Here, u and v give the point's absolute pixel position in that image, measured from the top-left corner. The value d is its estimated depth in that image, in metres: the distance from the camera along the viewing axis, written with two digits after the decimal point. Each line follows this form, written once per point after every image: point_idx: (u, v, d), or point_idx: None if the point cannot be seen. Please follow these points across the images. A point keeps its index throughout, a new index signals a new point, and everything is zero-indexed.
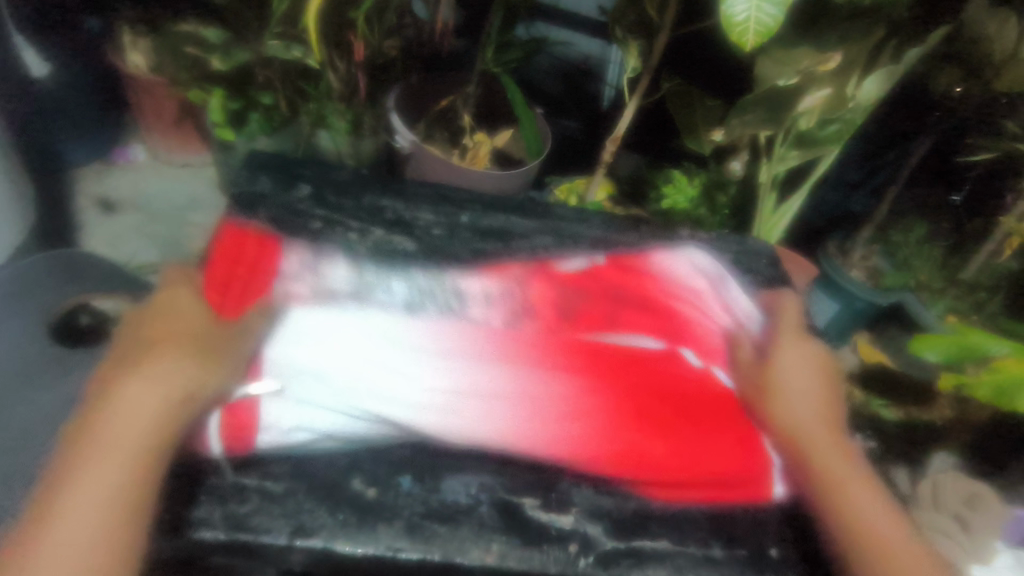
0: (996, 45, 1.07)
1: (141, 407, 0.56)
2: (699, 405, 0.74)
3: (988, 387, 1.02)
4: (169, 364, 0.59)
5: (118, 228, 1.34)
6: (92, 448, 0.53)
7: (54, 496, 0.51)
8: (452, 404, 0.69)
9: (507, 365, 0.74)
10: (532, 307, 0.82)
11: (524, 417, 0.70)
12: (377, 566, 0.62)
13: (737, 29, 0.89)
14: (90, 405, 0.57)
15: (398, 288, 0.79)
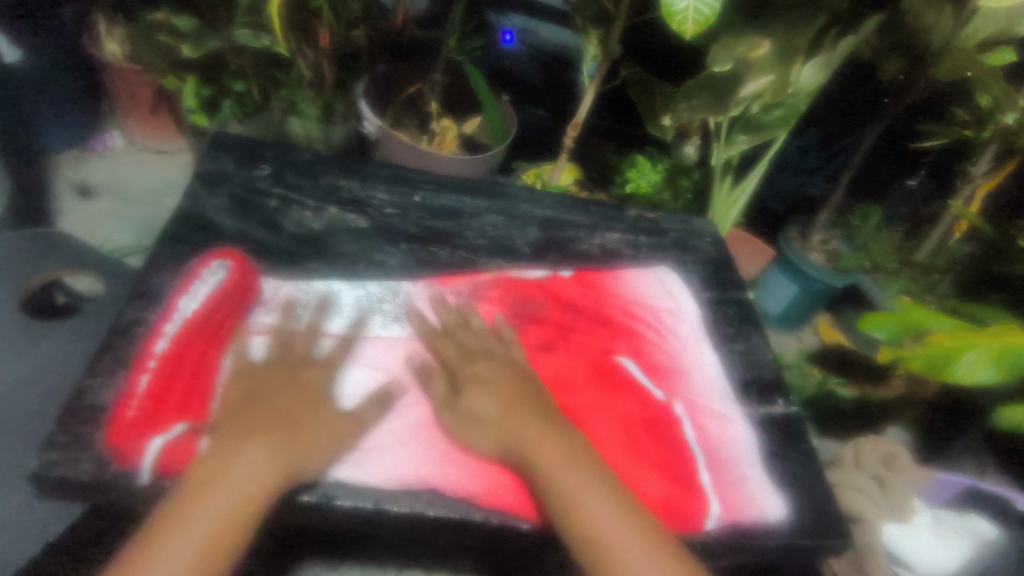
0: (934, 34, 1.12)
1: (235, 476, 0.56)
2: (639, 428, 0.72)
3: (923, 359, 1.06)
4: (279, 434, 0.60)
5: (95, 212, 1.37)
6: (196, 502, 0.54)
7: (164, 538, 0.52)
8: (380, 420, 0.68)
9: (446, 381, 0.73)
10: (485, 318, 0.80)
11: (454, 431, 0.68)
12: (310, 515, 0.64)
13: (677, 17, 0.93)
14: (211, 457, 0.58)
15: (347, 297, 0.79)
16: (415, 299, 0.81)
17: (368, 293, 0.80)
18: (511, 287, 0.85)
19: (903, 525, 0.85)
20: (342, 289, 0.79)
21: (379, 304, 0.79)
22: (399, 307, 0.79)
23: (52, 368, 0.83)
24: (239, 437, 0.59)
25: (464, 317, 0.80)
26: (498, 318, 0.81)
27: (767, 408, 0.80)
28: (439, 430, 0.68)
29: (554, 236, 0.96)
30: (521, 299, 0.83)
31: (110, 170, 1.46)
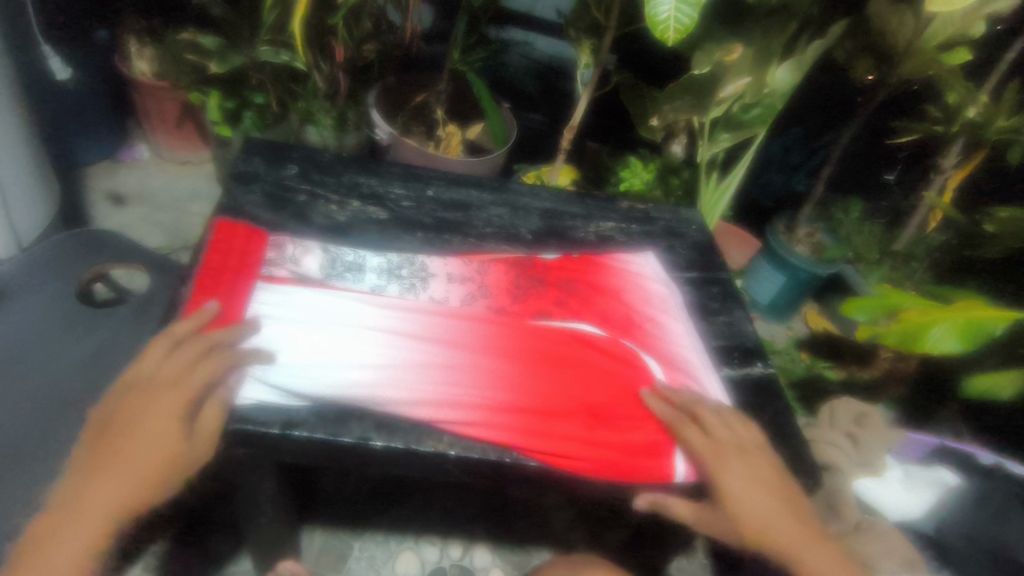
0: (898, 37, 1.22)
1: (131, 474, 0.58)
2: (620, 386, 0.79)
3: (895, 334, 1.15)
4: (169, 405, 0.62)
5: (126, 218, 1.48)
6: (95, 485, 0.57)
7: (69, 509, 0.57)
8: (388, 373, 0.75)
9: (450, 341, 0.81)
10: (488, 291, 0.91)
11: (455, 385, 0.76)
12: (351, 454, 0.71)
13: (660, 27, 1.03)
14: (112, 429, 0.61)
15: (367, 276, 0.89)
16: (430, 269, 0.92)
17: (388, 261, 0.92)
18: (508, 265, 0.95)
19: (872, 477, 0.95)
20: (367, 258, 0.92)
21: (395, 278, 0.90)
22: (415, 278, 0.91)
23: (110, 350, 0.93)
24: (133, 427, 0.60)
25: (470, 288, 0.91)
26: (499, 290, 0.91)
27: (747, 369, 0.89)
28: (442, 379, 0.76)
29: (554, 224, 1.06)
30: (520, 274, 0.94)
31: (139, 180, 1.56)
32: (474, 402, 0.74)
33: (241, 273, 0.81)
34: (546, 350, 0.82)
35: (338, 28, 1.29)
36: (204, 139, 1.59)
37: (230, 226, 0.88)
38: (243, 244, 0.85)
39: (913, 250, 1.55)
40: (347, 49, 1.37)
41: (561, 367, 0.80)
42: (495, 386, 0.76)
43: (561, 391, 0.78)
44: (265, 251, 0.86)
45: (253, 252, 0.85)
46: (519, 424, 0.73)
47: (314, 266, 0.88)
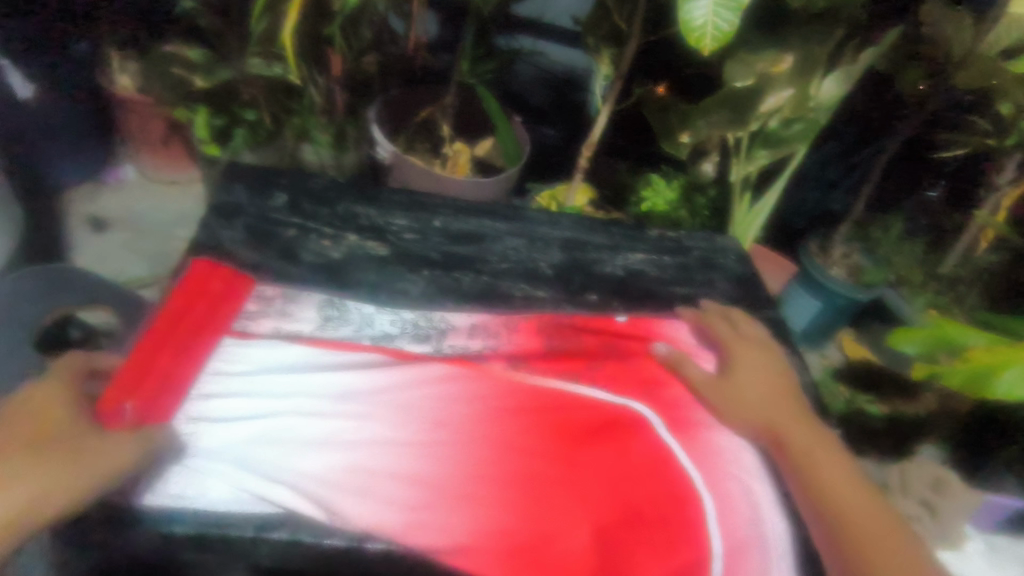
0: (955, 44, 1.10)
1: (10, 489, 0.49)
2: (642, 489, 0.65)
3: (960, 375, 1.02)
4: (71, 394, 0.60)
5: (107, 245, 1.36)
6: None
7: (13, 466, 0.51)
8: (349, 475, 0.62)
9: (439, 426, 0.68)
10: (507, 350, 0.79)
11: (433, 488, 0.62)
12: (341, 559, 0.58)
13: (696, 34, 0.91)
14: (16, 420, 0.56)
15: (381, 327, 0.79)
16: (450, 321, 0.81)
17: (404, 317, 0.80)
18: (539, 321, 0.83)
19: (956, 553, 0.82)
20: (377, 316, 0.80)
21: (411, 329, 0.79)
22: (433, 330, 0.80)
23: None
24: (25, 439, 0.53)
25: (484, 347, 0.79)
26: (519, 349, 0.79)
27: None
28: (420, 480, 0.63)
29: (577, 257, 0.94)
30: (548, 333, 0.82)
31: (123, 203, 1.45)
32: (456, 512, 0.61)
33: (198, 332, 0.71)
34: (554, 438, 0.69)
35: (334, 38, 1.18)
36: (193, 158, 1.47)
37: (211, 265, 0.78)
38: (220, 289, 0.76)
39: (959, 273, 1.42)
40: (345, 61, 1.26)
41: (581, 455, 0.67)
42: (505, 479, 0.64)
43: (567, 490, 0.64)
44: (244, 303, 0.76)
45: (231, 299, 0.76)
46: (507, 545, 0.59)
47: (313, 315, 0.78)
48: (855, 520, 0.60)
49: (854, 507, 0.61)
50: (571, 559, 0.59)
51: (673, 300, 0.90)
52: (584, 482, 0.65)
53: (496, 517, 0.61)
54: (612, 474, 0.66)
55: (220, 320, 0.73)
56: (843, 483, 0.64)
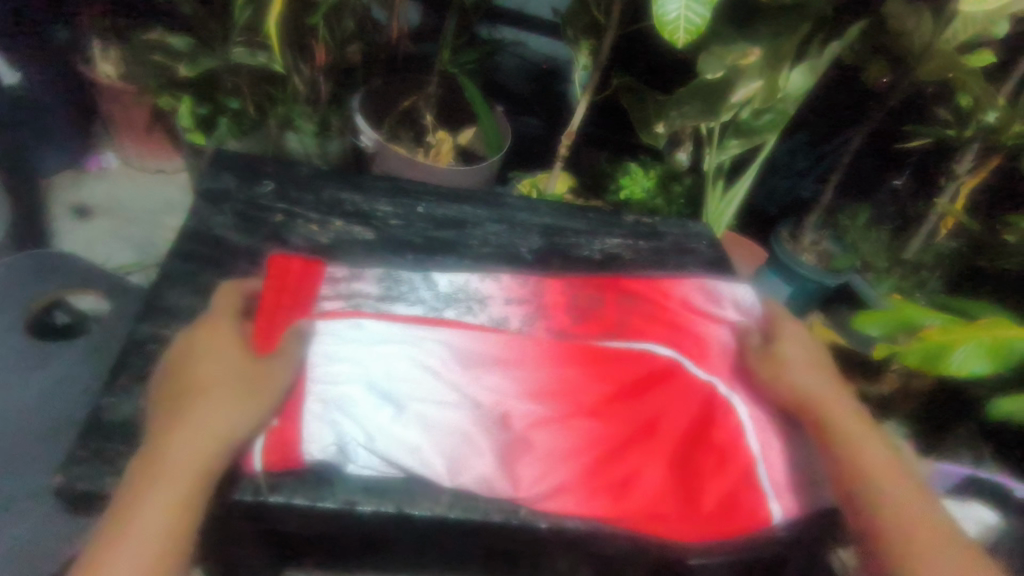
0: (915, 38, 1.15)
1: (176, 452, 0.52)
2: (696, 429, 0.71)
3: (917, 353, 1.08)
4: (221, 351, 0.62)
5: (92, 233, 1.37)
6: (129, 465, 0.53)
7: (165, 438, 0.53)
8: (439, 421, 0.65)
9: (508, 376, 0.72)
10: (548, 310, 0.82)
11: (508, 436, 0.67)
12: (336, 520, 0.62)
13: (669, 27, 0.95)
14: (179, 380, 0.60)
15: (427, 291, 0.81)
16: (483, 291, 0.83)
17: (447, 288, 0.82)
18: (556, 286, 0.86)
19: None
20: (420, 287, 0.81)
21: (451, 301, 0.81)
22: (471, 300, 0.82)
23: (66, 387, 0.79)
24: (164, 403, 0.57)
25: (528, 308, 0.82)
26: (555, 307, 0.83)
27: None
28: (507, 428, 0.67)
29: (555, 242, 0.98)
30: (579, 291, 0.86)
31: (109, 191, 1.46)
32: (538, 458, 0.65)
33: (297, 314, 0.72)
34: (613, 385, 0.74)
35: (318, 27, 1.20)
36: (177, 147, 1.48)
37: (285, 258, 0.79)
38: (299, 281, 0.76)
39: (923, 258, 1.46)
40: (328, 50, 1.28)
41: (638, 402, 0.73)
42: (575, 423, 0.69)
43: (623, 433, 0.69)
44: (321, 287, 0.77)
45: (309, 288, 0.76)
46: (589, 486, 0.65)
47: (371, 287, 0.79)
48: (884, 504, 0.58)
49: (881, 469, 0.61)
50: (641, 496, 0.65)
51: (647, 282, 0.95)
52: (634, 425, 0.71)
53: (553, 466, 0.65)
54: (658, 419, 0.72)
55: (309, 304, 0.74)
56: (871, 446, 0.63)
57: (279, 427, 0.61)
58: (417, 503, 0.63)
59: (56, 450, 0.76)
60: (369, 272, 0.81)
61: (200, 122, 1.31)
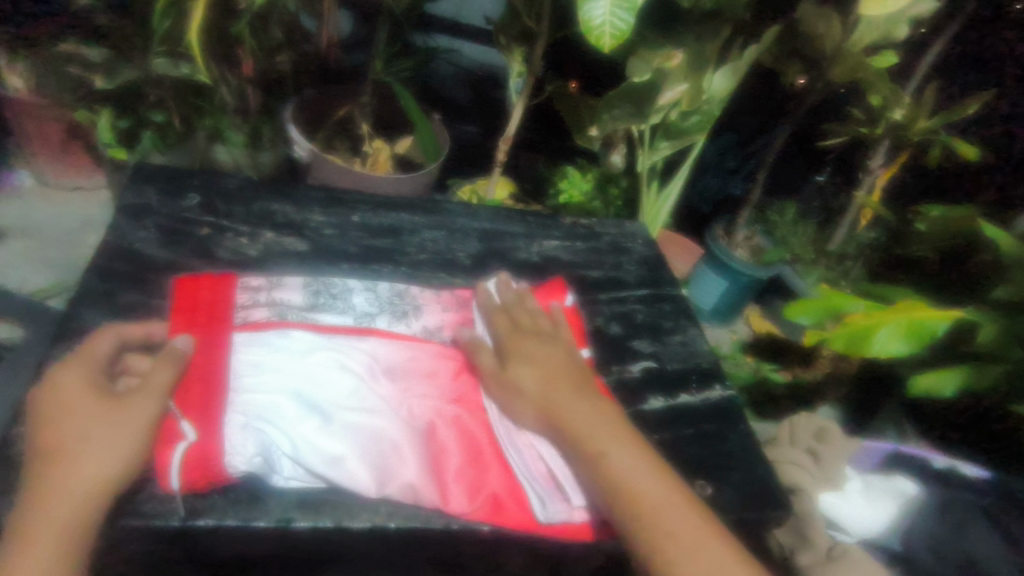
0: (826, 41, 1.22)
1: (49, 517, 0.49)
2: None
3: (842, 339, 1.13)
4: (78, 388, 0.56)
5: (4, 254, 1.29)
6: (37, 514, 0.50)
7: (35, 500, 0.50)
8: (366, 433, 0.65)
9: (440, 385, 0.72)
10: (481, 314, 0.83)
11: (441, 445, 0.67)
12: (272, 539, 0.60)
13: (595, 33, 0.97)
14: (40, 423, 0.54)
15: (358, 299, 0.80)
16: (420, 299, 0.83)
17: (377, 295, 0.82)
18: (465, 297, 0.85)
19: (837, 492, 0.90)
20: (353, 294, 0.81)
21: (386, 307, 0.81)
22: (405, 306, 0.81)
23: None
24: (76, 442, 0.53)
25: (463, 315, 0.82)
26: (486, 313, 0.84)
27: (706, 394, 0.84)
28: (438, 436, 0.67)
29: (493, 246, 0.98)
30: None
31: (21, 211, 1.37)
32: (464, 464, 0.66)
33: (213, 329, 0.69)
34: None
35: (243, 37, 1.17)
36: (98, 162, 1.41)
37: (193, 277, 0.75)
38: (210, 296, 0.72)
39: (846, 249, 1.54)
40: (255, 59, 1.24)
41: None
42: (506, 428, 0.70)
43: None
44: (238, 301, 0.74)
45: (224, 301, 0.73)
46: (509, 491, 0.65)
47: (298, 295, 0.77)
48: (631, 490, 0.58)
49: (588, 426, 0.63)
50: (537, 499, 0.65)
51: (584, 281, 0.97)
52: None
53: (476, 473, 0.66)
54: None
55: (227, 318, 0.71)
56: (579, 416, 0.64)
57: (196, 441, 0.59)
58: (344, 517, 0.61)
59: None
60: (292, 279, 0.79)
61: (121, 135, 1.25)
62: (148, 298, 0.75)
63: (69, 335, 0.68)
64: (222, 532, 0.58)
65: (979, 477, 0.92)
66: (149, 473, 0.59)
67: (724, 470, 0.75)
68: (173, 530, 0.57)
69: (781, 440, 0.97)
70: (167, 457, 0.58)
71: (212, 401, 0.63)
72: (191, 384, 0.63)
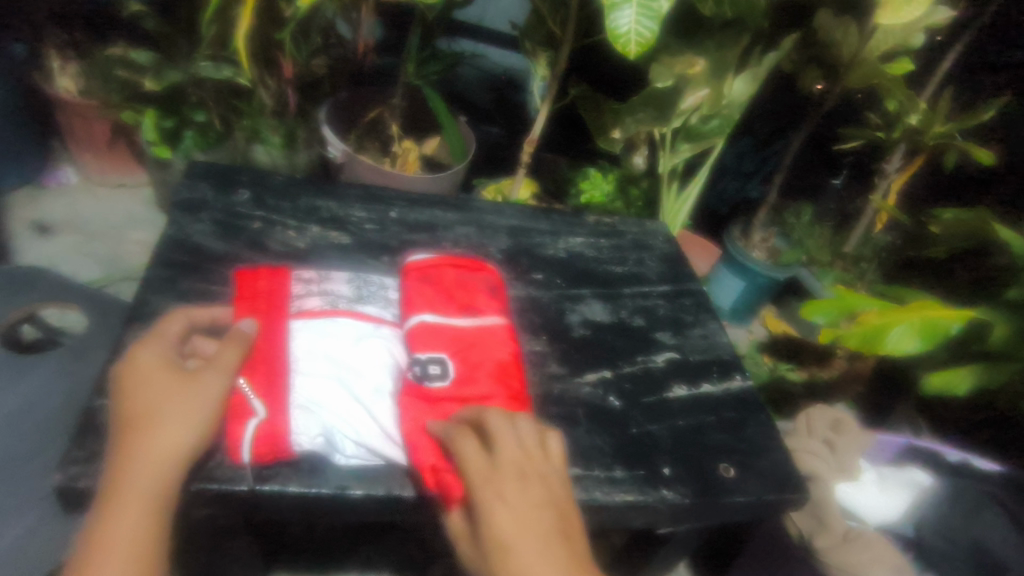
0: (843, 48, 1.26)
1: (135, 482, 0.54)
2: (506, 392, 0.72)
3: (857, 337, 1.16)
4: (155, 364, 0.61)
5: (54, 248, 1.36)
6: (126, 472, 0.55)
7: (122, 465, 0.55)
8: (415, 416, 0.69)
9: None
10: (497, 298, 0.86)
11: None
12: (330, 506, 0.66)
13: (621, 40, 1.02)
14: (123, 397, 0.60)
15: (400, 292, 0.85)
16: None
17: None
18: (421, 272, 0.83)
19: (854, 483, 0.93)
20: (393, 288, 0.85)
21: None
22: None
23: (44, 399, 0.77)
24: (154, 414, 0.58)
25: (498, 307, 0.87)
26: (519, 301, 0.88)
27: (727, 383, 0.88)
28: None
29: (523, 242, 1.03)
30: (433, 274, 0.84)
31: (68, 206, 1.44)
32: None
33: (273, 315, 0.74)
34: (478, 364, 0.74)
35: (284, 42, 1.23)
36: (140, 161, 1.48)
37: (251, 270, 0.80)
38: (268, 286, 0.77)
39: (861, 252, 1.58)
40: (295, 64, 1.30)
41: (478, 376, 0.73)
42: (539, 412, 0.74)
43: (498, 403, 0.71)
44: (293, 290, 0.78)
45: (279, 290, 0.78)
46: None
47: (346, 286, 0.82)
48: None
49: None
50: None
51: (609, 277, 1.01)
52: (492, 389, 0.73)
53: None
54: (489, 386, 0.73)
55: (284, 306, 0.76)
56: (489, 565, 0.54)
57: (265, 419, 0.65)
58: (397, 488, 0.67)
59: (49, 456, 0.72)
60: (338, 274, 0.83)
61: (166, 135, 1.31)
62: (208, 286, 0.80)
63: (141, 318, 0.74)
64: (288, 498, 0.64)
65: (992, 470, 0.94)
66: (220, 446, 0.65)
67: (743, 454, 0.79)
68: (244, 495, 0.63)
69: (799, 430, 0.99)
70: (238, 432, 0.63)
71: (277, 384, 0.67)
72: (256, 368, 0.68)
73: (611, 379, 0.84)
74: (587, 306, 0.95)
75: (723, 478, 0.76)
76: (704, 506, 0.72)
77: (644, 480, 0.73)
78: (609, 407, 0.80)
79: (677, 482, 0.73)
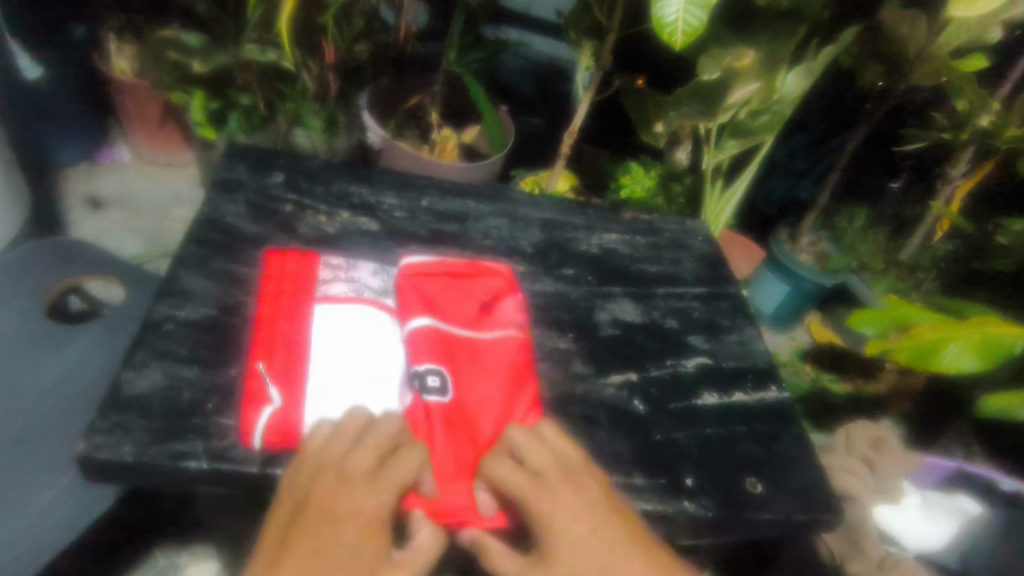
0: (910, 43, 1.18)
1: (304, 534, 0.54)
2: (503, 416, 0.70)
3: (908, 350, 1.09)
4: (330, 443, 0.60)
5: (104, 223, 1.41)
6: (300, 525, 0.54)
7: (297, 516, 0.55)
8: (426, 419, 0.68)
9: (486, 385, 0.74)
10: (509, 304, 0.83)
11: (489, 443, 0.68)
12: None
13: (668, 30, 0.98)
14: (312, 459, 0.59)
15: None
16: None
17: None
18: (418, 274, 0.79)
19: (893, 505, 0.89)
20: None
21: None
22: None
23: (80, 369, 0.79)
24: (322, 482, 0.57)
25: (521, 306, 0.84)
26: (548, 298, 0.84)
27: (761, 394, 0.84)
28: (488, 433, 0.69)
29: (556, 236, 1.01)
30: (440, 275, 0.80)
31: (119, 183, 1.49)
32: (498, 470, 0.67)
33: (298, 301, 0.74)
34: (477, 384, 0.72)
35: (327, 26, 1.23)
36: (188, 141, 1.52)
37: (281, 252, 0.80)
38: (296, 271, 0.77)
39: (919, 260, 1.49)
40: (337, 48, 1.30)
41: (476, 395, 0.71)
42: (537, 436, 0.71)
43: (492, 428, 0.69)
44: (319, 276, 0.78)
45: (307, 276, 0.78)
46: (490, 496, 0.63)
47: (371, 277, 0.81)
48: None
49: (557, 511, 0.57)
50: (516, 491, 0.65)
51: (643, 276, 0.98)
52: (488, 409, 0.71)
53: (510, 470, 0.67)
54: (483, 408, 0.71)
55: (309, 292, 0.76)
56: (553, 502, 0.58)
57: (281, 409, 0.64)
58: None
59: (82, 424, 0.74)
60: (366, 263, 0.83)
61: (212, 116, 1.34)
62: (238, 266, 0.81)
63: (170, 295, 0.75)
64: None
65: None
66: (235, 429, 0.64)
67: (772, 468, 0.75)
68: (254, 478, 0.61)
69: (837, 447, 0.94)
70: (254, 419, 0.63)
71: (295, 373, 0.68)
72: (277, 356, 0.69)
73: (638, 383, 0.81)
74: (618, 305, 0.91)
75: (748, 493, 0.72)
76: (728, 521, 0.69)
77: (665, 489, 0.70)
78: (634, 411, 0.78)
79: (700, 494, 0.70)
